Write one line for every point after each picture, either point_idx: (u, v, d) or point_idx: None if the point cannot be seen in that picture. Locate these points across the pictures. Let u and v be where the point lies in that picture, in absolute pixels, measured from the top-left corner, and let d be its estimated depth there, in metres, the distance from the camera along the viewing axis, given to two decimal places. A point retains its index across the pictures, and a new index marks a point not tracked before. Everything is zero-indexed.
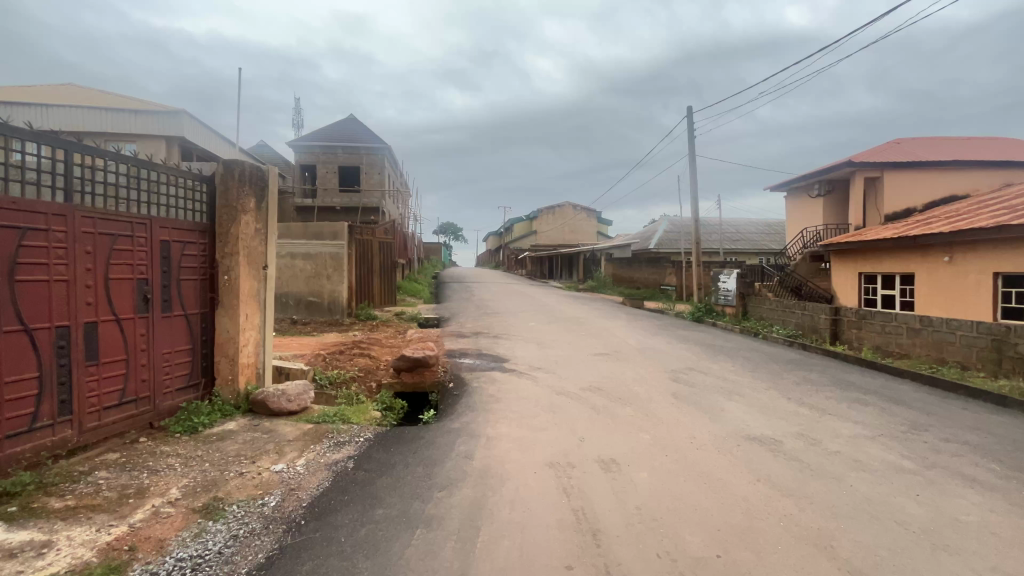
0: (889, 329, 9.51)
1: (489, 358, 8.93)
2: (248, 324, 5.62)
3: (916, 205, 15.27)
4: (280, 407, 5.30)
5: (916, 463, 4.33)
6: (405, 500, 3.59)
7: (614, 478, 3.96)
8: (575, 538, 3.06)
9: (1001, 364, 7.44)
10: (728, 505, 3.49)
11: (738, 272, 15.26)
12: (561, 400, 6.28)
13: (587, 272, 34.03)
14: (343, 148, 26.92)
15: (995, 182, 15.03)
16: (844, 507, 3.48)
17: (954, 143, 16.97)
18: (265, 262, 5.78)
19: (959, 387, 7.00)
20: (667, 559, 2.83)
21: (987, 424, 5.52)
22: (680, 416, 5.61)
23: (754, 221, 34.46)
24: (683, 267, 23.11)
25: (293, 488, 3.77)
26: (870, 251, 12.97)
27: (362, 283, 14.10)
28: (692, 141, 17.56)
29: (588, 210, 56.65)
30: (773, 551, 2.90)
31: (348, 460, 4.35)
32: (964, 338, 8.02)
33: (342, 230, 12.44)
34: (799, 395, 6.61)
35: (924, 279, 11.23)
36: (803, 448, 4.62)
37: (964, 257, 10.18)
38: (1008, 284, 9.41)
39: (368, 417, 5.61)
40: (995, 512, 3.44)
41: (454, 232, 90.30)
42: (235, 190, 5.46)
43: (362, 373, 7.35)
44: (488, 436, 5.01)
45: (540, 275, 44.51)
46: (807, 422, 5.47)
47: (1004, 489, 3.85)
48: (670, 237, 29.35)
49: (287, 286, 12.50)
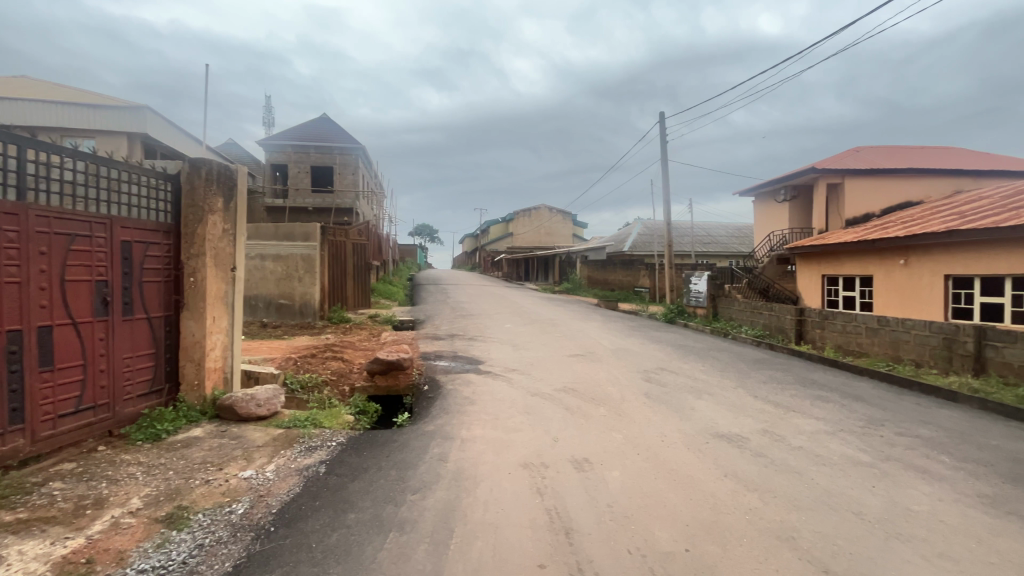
0: (850, 328, 9.90)
1: (464, 360, 8.91)
2: (215, 326, 5.46)
3: (874, 210, 16.01)
4: (248, 412, 5.17)
5: (873, 456, 4.54)
6: (378, 503, 3.57)
7: (587, 477, 4.02)
8: (548, 537, 3.09)
9: (951, 361, 7.86)
10: (696, 501, 3.59)
11: (709, 274, 15.63)
12: (535, 401, 6.33)
13: (563, 274, 34.29)
14: (316, 148, 26.44)
15: (947, 189, 15.87)
16: (805, 500, 3.63)
17: (910, 152, 17.89)
18: (234, 263, 5.66)
19: (912, 383, 7.36)
20: (637, 555, 2.89)
21: (940, 418, 5.81)
22: (651, 415, 5.73)
23: (724, 225, 35.44)
24: (656, 270, 23.63)
25: (262, 495, 3.69)
26: (833, 254, 13.50)
27: (335, 285, 13.88)
28: (664, 145, 17.97)
29: (564, 213, 57.12)
30: (739, 544, 3.01)
31: (319, 464, 4.28)
32: (917, 337, 8.44)
33: (314, 231, 12.22)
34: (765, 393, 6.83)
35: (882, 281, 11.76)
36: (768, 445, 4.77)
37: (918, 260, 10.73)
38: (957, 285, 10.00)
39: (340, 421, 5.53)
40: (943, 501, 3.65)
41: (430, 233, 89.76)
42: (202, 189, 5.32)
43: (335, 376, 7.23)
44: (462, 438, 5.00)
45: (517, 276, 44.76)
46: (773, 418, 5.67)
47: (952, 479, 4.08)
48: (644, 238, 29.90)
49: (257, 288, 12.20)
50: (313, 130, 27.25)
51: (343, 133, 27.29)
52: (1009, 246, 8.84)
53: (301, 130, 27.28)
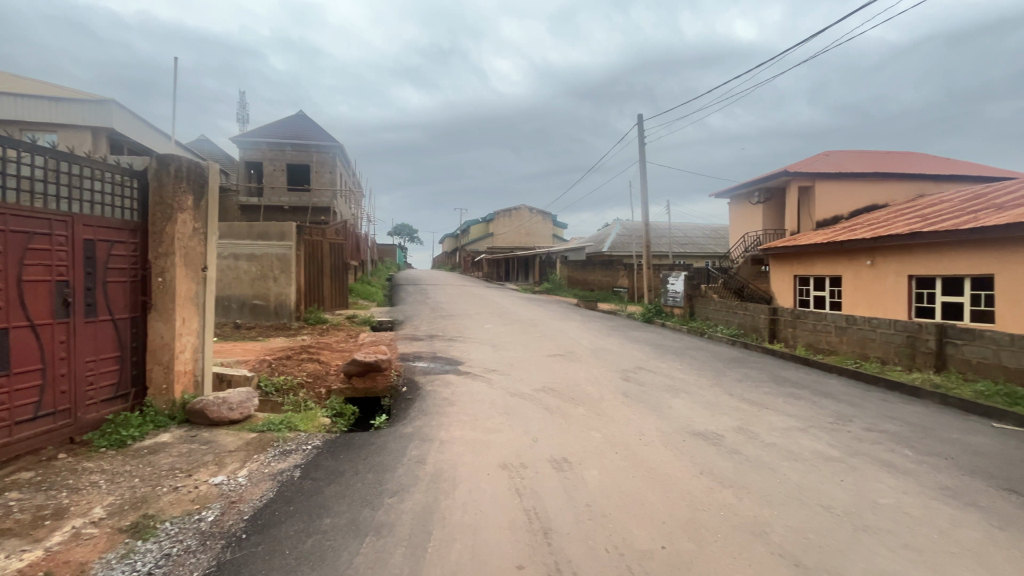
0: (820, 327, 10.19)
1: (443, 361, 8.85)
2: (185, 328, 5.29)
3: (843, 213, 16.52)
4: (220, 416, 5.02)
5: (842, 451, 4.68)
6: (355, 507, 3.50)
7: (566, 477, 4.03)
8: (527, 538, 3.09)
9: (914, 359, 8.17)
10: (673, 499, 3.63)
11: (686, 275, 15.89)
12: (515, 401, 6.33)
13: (543, 275, 34.41)
14: (292, 146, 25.90)
15: (911, 193, 16.51)
16: (778, 495, 3.71)
17: (876, 157, 18.54)
18: (205, 263, 5.50)
19: (879, 379, 7.61)
20: (615, 553, 2.91)
21: (904, 414, 6.03)
22: (629, 414, 5.80)
23: (701, 227, 36.12)
24: (635, 270, 23.93)
25: (234, 501, 3.59)
26: (804, 255, 13.88)
27: (312, 285, 13.62)
28: (642, 147, 18.21)
29: (545, 214, 57.34)
30: (714, 539, 3.06)
31: (294, 469, 4.19)
32: (883, 335, 8.75)
33: (290, 230, 11.97)
34: (740, 391, 6.98)
35: (849, 282, 12.15)
36: (742, 442, 4.87)
37: (883, 261, 11.12)
38: (920, 285, 10.41)
39: (317, 423, 5.42)
40: (908, 494, 3.78)
41: (409, 233, 88.91)
42: (171, 186, 5.15)
43: (311, 378, 7.09)
44: (441, 439, 4.96)
45: (497, 276, 44.71)
46: (747, 416, 5.79)
47: (916, 472, 4.24)
48: (623, 238, 30.22)
49: (230, 289, 11.89)
50: (289, 128, 26.73)
51: (321, 131, 26.86)
52: (968, 248, 9.24)
53: (277, 127, 26.72)
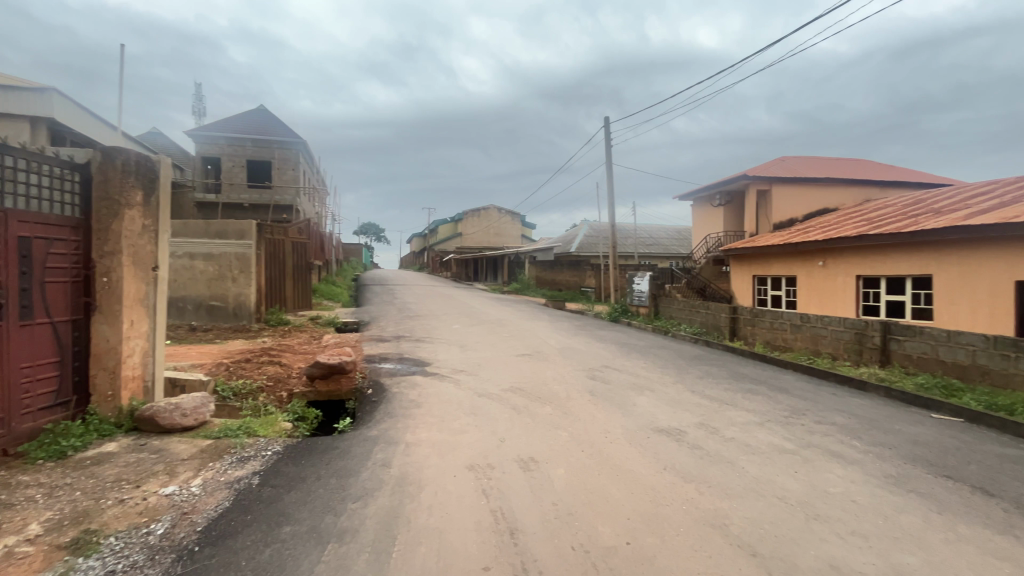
0: (777, 325, 10.62)
1: (410, 362, 8.71)
2: (134, 331, 5.00)
3: (798, 215, 17.28)
4: (172, 424, 4.78)
5: (796, 444, 4.89)
6: (316, 514, 3.41)
7: (532, 476, 4.05)
8: (493, 539, 3.08)
9: (862, 354, 8.63)
10: (637, 495, 3.69)
11: (651, 275, 16.25)
12: (482, 401, 6.30)
13: (512, 275, 34.49)
14: (252, 141, 24.97)
15: (858, 198, 17.47)
16: (736, 487, 3.84)
17: (828, 163, 19.49)
18: (156, 263, 5.23)
19: (830, 374, 7.99)
20: (580, 551, 2.95)
21: (853, 407, 6.35)
22: (596, 412, 5.87)
23: (665, 228, 37.03)
24: (602, 270, 24.33)
25: (186, 512, 3.42)
26: (762, 256, 14.43)
27: (273, 286, 13.16)
28: (609, 149, 18.49)
29: (513, 214, 57.46)
30: (676, 534, 3.13)
31: (253, 476, 4.03)
32: (834, 332, 9.19)
33: (249, 229, 11.53)
34: (702, 388, 7.18)
35: (804, 281, 12.71)
36: (704, 437, 5.01)
37: (834, 262, 11.70)
38: (867, 285, 11.01)
39: (277, 428, 5.24)
40: (855, 483, 3.99)
41: (375, 232, 87.26)
42: (117, 181, 4.86)
43: (271, 382, 6.84)
44: (407, 442, 4.89)
45: (466, 276, 44.50)
46: (708, 412, 5.96)
47: (862, 461, 4.47)
48: (590, 238, 30.58)
49: (184, 289, 11.35)
50: (249, 123, 25.79)
51: (283, 127, 26.01)
52: (909, 250, 9.85)
53: (236, 122, 25.73)
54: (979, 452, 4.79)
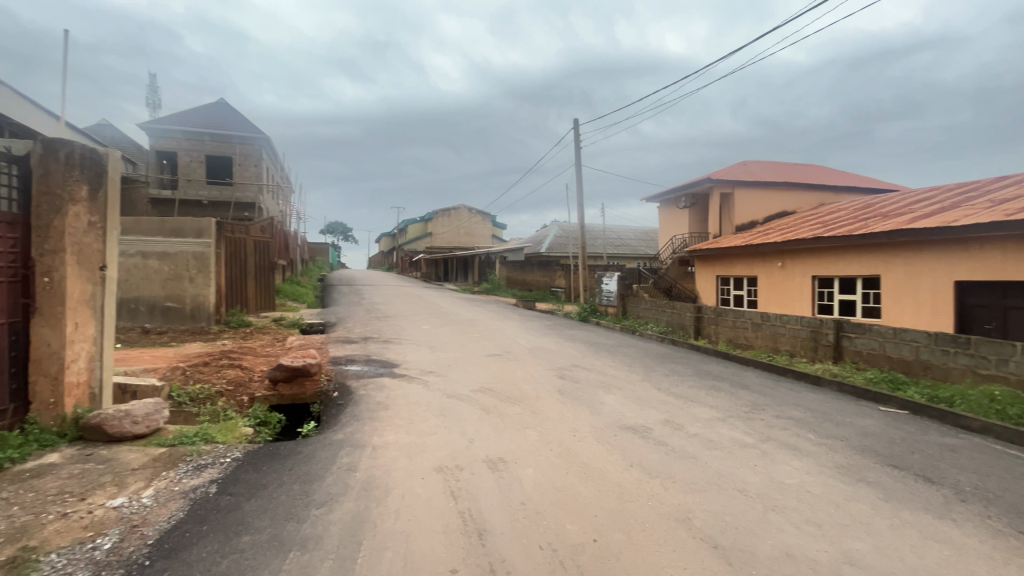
0: (739, 324, 10.98)
1: (378, 364, 8.55)
2: (78, 334, 4.71)
3: (758, 218, 17.93)
4: (122, 431, 4.53)
5: (755, 438, 5.07)
6: (278, 522, 3.30)
7: (500, 476, 4.05)
8: (461, 541, 3.06)
9: (816, 350, 9.04)
10: (604, 493, 3.74)
11: (619, 275, 16.53)
12: (452, 403, 6.25)
13: (482, 275, 34.42)
14: (212, 136, 23.99)
15: (813, 202, 18.28)
16: (699, 482, 3.95)
17: (786, 168, 20.31)
18: (104, 262, 4.96)
19: (787, 371, 8.33)
20: (548, 550, 2.96)
21: (808, 401, 6.64)
22: (564, 411, 5.93)
23: (632, 229, 37.74)
24: (571, 271, 24.62)
25: (136, 524, 3.25)
26: (725, 257, 14.91)
27: (233, 286, 12.67)
28: (578, 151, 18.68)
29: (484, 214, 57.34)
30: (642, 529, 3.18)
31: (210, 484, 3.87)
32: (791, 330, 9.58)
33: (208, 227, 11.07)
34: (667, 385, 7.35)
35: (763, 282, 13.20)
36: (669, 434, 5.14)
37: (791, 263, 12.21)
38: (821, 285, 11.53)
39: (237, 434, 5.05)
40: (810, 474, 4.16)
41: (343, 231, 85.36)
42: (60, 174, 4.58)
43: (231, 386, 6.58)
44: (374, 445, 4.80)
45: (436, 277, 44.11)
46: (674, 409, 6.11)
47: (817, 453, 4.68)
48: (560, 239, 30.81)
49: (137, 290, 10.78)
50: (209, 117, 24.80)
51: (245, 122, 25.11)
52: (860, 251, 10.37)
53: (195, 116, 24.69)
54: (921, 441, 5.09)
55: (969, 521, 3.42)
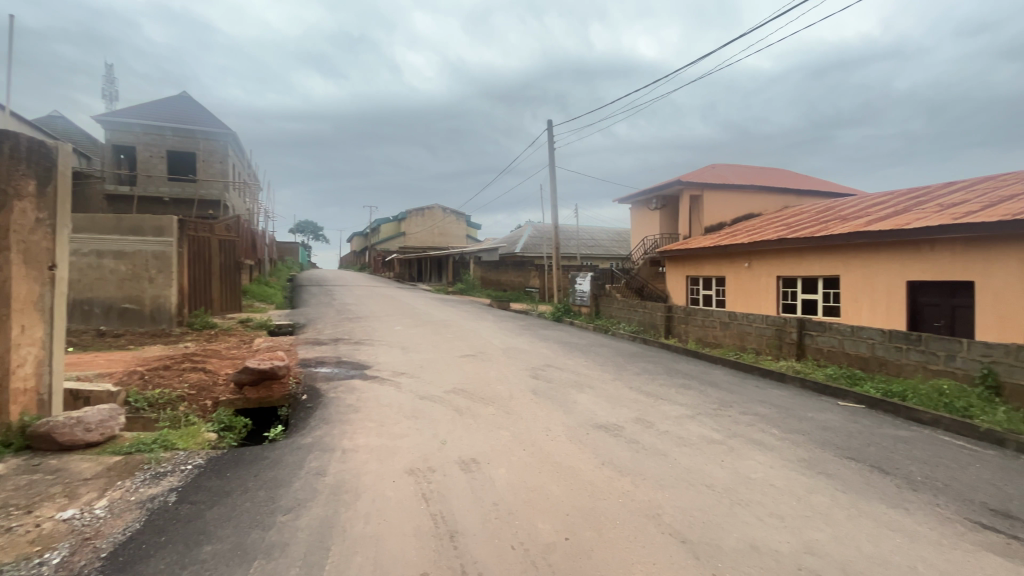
0: (708, 323, 11.24)
1: (348, 365, 8.39)
2: (25, 338, 4.45)
3: (726, 220, 18.44)
4: (73, 440, 4.29)
5: (723, 434, 5.20)
6: (242, 530, 3.19)
7: (473, 477, 4.03)
8: (432, 543, 3.02)
9: (781, 348, 9.35)
10: (576, 491, 3.77)
11: (592, 276, 16.72)
12: (424, 404, 6.19)
13: (456, 275, 34.25)
14: (173, 130, 23.07)
15: (777, 205, 18.91)
16: (669, 478, 4.03)
17: (752, 171, 20.95)
18: (54, 261, 4.69)
19: (754, 368, 8.59)
20: (520, 549, 2.96)
21: (773, 398, 6.86)
22: (538, 410, 5.95)
23: (605, 229, 38.23)
24: (545, 271, 24.77)
25: (89, 537, 3.09)
26: (694, 257, 15.26)
27: (197, 287, 12.22)
28: (552, 151, 18.79)
29: (458, 214, 57.08)
30: (613, 527, 3.22)
31: (169, 493, 3.72)
32: (757, 329, 9.88)
33: (169, 225, 10.65)
34: (639, 384, 7.47)
35: (731, 282, 13.57)
36: (639, 432, 5.22)
37: (757, 264, 12.60)
38: (786, 285, 11.94)
39: (199, 440, 4.86)
40: (773, 468, 4.30)
41: (313, 230, 83.43)
42: (4, 168, 4.33)
43: (194, 390, 6.33)
44: (344, 448, 4.70)
45: (409, 277, 43.64)
46: (645, 407, 6.21)
47: (780, 448, 4.84)
48: (534, 239, 30.95)
49: (91, 291, 10.25)
50: (171, 111, 23.87)
51: (209, 117, 24.26)
52: (821, 252, 10.78)
53: (155, 110, 23.71)
54: (877, 434, 5.33)
55: (919, 509, 3.60)
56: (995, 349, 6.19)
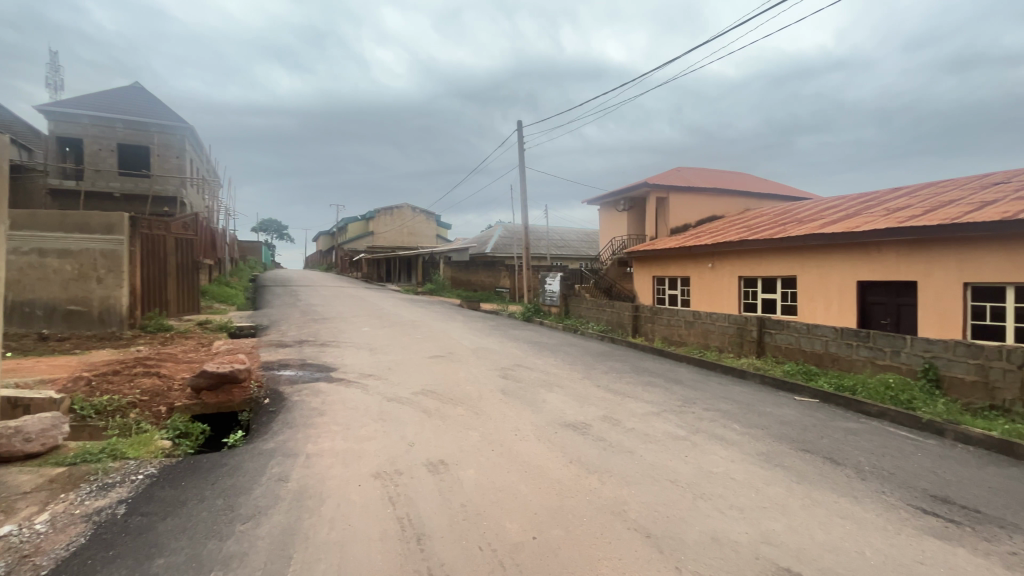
0: (673, 322, 11.51)
1: (313, 368, 8.17)
2: None
3: (691, 221, 18.95)
4: (10, 451, 4.01)
5: (686, 430, 5.34)
6: (197, 541, 3.06)
7: (441, 479, 3.99)
8: (399, 547, 2.98)
9: (742, 346, 9.68)
10: (544, 490, 3.79)
11: (562, 276, 16.88)
12: (392, 406, 6.10)
13: (426, 275, 33.92)
14: (124, 123, 21.91)
15: (739, 207, 19.57)
16: (634, 474, 4.11)
17: (715, 174, 21.61)
18: None
19: (717, 366, 8.86)
20: (488, 550, 2.95)
21: (734, 394, 7.09)
22: (507, 410, 5.96)
23: (575, 230, 38.63)
24: (516, 271, 24.86)
25: (28, 554, 2.90)
26: (661, 258, 15.62)
27: (150, 287, 11.64)
28: (522, 152, 18.86)
29: (428, 214, 56.51)
30: (580, 524, 3.26)
31: (119, 504, 3.53)
32: (720, 327, 10.19)
33: (120, 223, 10.10)
34: (606, 382, 7.59)
35: (696, 281, 13.95)
36: (607, 429, 5.30)
37: (720, 264, 13.00)
38: (747, 284, 12.38)
39: (152, 448, 4.64)
40: (735, 462, 4.45)
41: (277, 229, 80.94)
42: None
43: (146, 396, 6.03)
44: (308, 453, 4.58)
45: (378, 278, 42.92)
46: (612, 404, 6.31)
47: (741, 442, 5.01)
48: (504, 239, 30.94)
49: (33, 292, 9.61)
50: (122, 103, 22.70)
51: (165, 109, 23.15)
52: (780, 253, 11.21)
53: (106, 101, 22.49)
54: (829, 427, 5.59)
55: (867, 497, 3.80)
56: (935, 345, 6.60)
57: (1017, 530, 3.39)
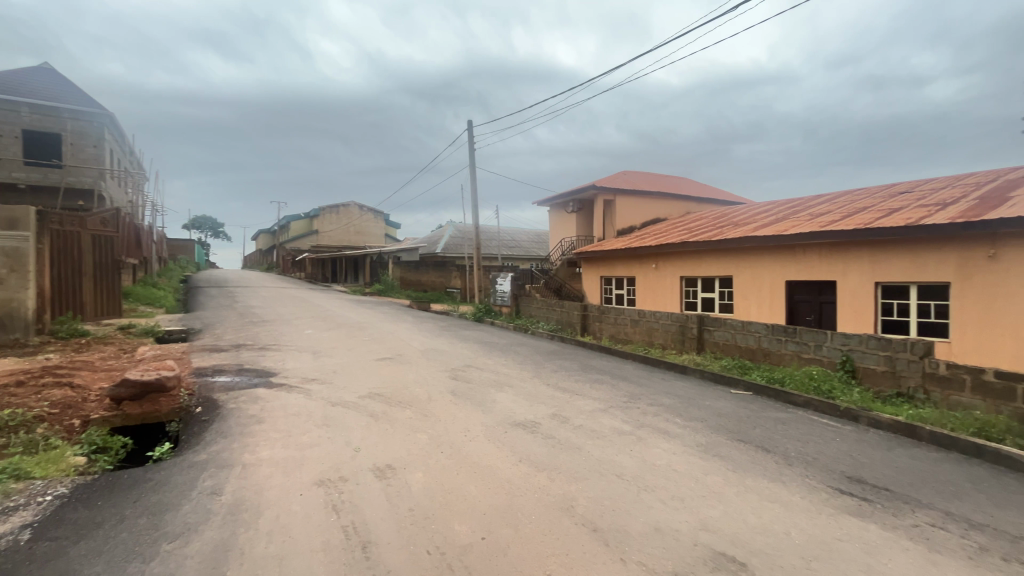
0: (620, 321, 11.87)
1: (251, 373, 7.73)
2: None
3: (636, 223, 19.61)
4: None
5: (632, 425, 5.52)
6: (115, 565, 2.81)
7: (388, 484, 3.90)
8: (344, 556, 2.89)
9: (683, 342, 10.13)
10: (494, 490, 3.80)
11: (513, 276, 16.98)
12: (337, 411, 5.89)
13: (374, 276, 33.03)
14: (31, 107, 19.77)
15: (680, 210, 20.47)
16: (582, 470, 4.20)
17: (659, 178, 22.51)
18: None
19: (660, 362, 9.22)
20: (436, 554, 2.92)
21: (676, 389, 7.42)
22: (457, 412, 5.90)
23: (526, 231, 38.95)
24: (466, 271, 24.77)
25: None
26: (608, 259, 16.06)
27: (62, 289, 10.57)
28: (472, 152, 18.81)
29: (376, 213, 55.10)
30: (528, 522, 3.28)
31: (23, 529, 3.19)
32: (663, 325, 10.61)
33: (25, 217, 9.01)
34: (556, 381, 7.71)
35: (641, 281, 14.46)
36: (556, 427, 5.38)
37: (663, 265, 13.55)
38: (688, 284, 12.97)
39: (63, 465, 4.21)
40: (677, 454, 4.65)
41: (211, 227, 76.00)
42: None
43: (57, 408, 5.47)
44: (245, 463, 4.32)
45: (324, 279, 41.28)
46: (561, 402, 6.42)
47: (682, 434, 5.25)
48: (455, 239, 30.69)
49: None
50: (29, 86, 20.56)
51: (80, 95, 21.17)
52: (718, 254, 11.83)
53: (9, 83, 20.29)
54: (761, 418, 5.97)
55: (793, 481, 4.08)
56: (852, 339, 7.21)
57: (920, 505, 3.75)
